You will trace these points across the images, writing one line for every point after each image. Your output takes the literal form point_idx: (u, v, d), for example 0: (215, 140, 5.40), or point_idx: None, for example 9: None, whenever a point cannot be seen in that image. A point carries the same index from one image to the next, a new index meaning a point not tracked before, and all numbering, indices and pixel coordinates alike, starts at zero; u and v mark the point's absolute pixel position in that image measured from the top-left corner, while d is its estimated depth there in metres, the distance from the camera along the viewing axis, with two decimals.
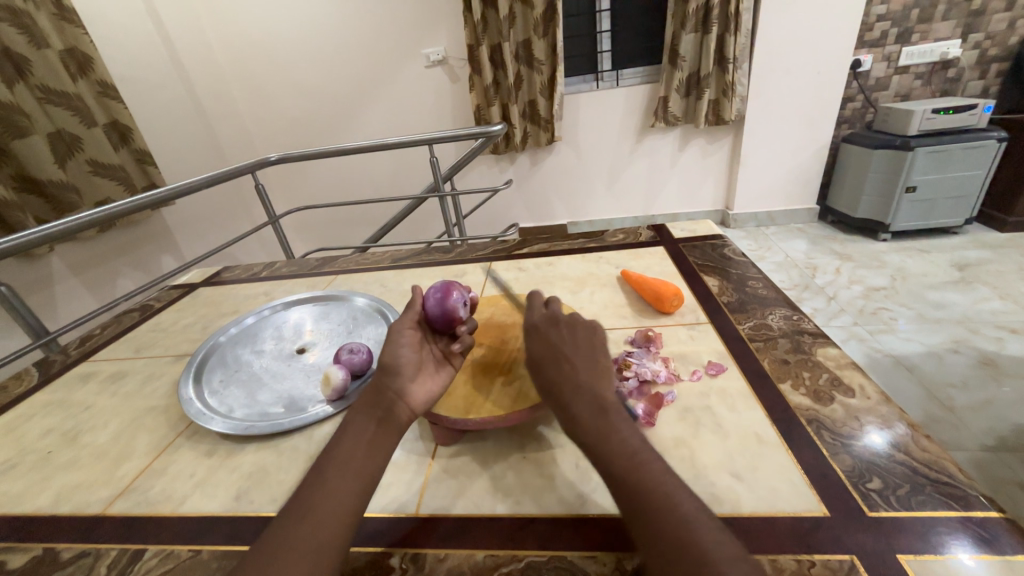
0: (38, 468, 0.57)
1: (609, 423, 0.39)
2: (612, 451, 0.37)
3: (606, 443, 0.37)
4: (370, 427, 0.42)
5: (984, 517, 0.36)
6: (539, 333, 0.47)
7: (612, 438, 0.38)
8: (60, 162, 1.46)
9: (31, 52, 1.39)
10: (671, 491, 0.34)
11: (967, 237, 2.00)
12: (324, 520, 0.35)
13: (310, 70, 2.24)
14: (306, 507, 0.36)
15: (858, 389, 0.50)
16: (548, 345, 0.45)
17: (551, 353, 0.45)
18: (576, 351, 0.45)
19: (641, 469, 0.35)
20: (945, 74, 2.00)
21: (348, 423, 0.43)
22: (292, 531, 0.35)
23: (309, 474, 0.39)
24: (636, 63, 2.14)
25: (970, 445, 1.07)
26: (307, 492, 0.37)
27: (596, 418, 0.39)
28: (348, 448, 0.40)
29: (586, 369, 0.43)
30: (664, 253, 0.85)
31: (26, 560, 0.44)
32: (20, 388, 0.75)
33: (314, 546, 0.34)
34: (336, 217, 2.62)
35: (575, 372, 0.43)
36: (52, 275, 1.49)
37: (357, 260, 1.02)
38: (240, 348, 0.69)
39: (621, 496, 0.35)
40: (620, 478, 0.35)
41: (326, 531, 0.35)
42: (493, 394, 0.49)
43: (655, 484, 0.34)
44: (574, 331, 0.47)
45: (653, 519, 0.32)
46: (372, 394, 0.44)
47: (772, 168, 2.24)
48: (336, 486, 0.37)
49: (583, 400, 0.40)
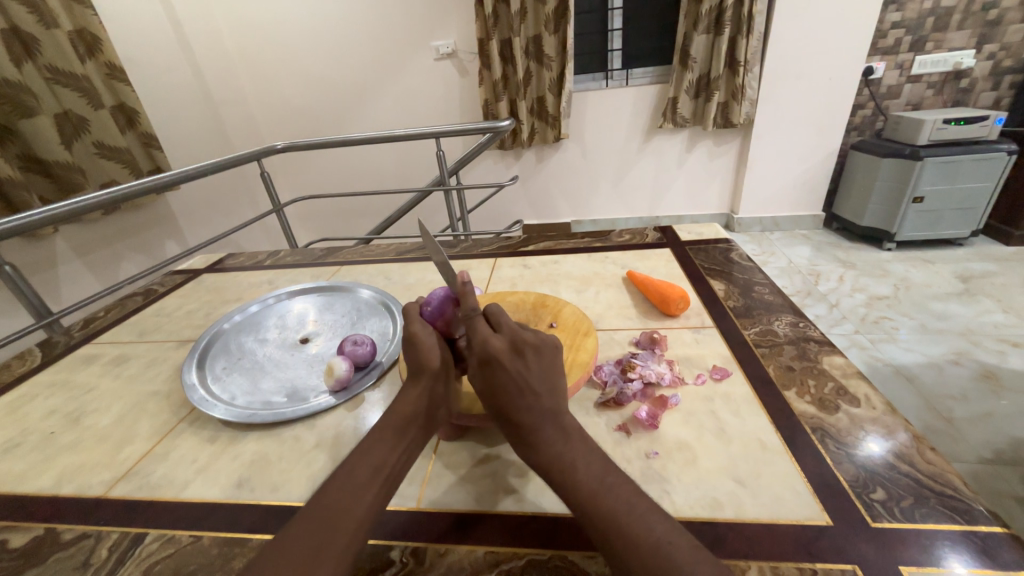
0: (40, 448, 0.57)
1: (573, 452, 0.38)
2: (577, 479, 0.36)
3: (570, 473, 0.37)
4: (406, 435, 0.41)
5: (988, 532, 0.36)
6: (502, 353, 0.41)
7: (577, 469, 0.37)
8: (67, 143, 1.46)
9: (40, 30, 1.38)
10: (641, 518, 0.33)
11: (972, 250, 1.99)
12: (350, 524, 0.35)
13: (318, 58, 2.23)
14: (334, 507, 0.35)
15: (863, 399, 0.50)
16: (513, 370, 0.40)
17: (517, 381, 0.40)
18: (538, 372, 0.41)
19: (608, 497, 0.35)
20: (958, 84, 1.98)
21: (382, 425, 0.42)
22: (318, 531, 0.34)
23: (339, 471, 0.38)
24: (646, 63, 2.13)
25: (969, 457, 1.07)
26: (336, 490, 0.37)
27: (561, 448, 0.38)
28: (380, 451, 0.40)
29: (550, 395, 0.41)
30: (671, 255, 0.85)
31: (27, 540, 0.45)
32: (21, 368, 0.75)
33: (337, 551, 0.33)
34: (340, 207, 2.61)
35: (539, 402, 0.40)
36: (55, 255, 1.49)
37: (361, 251, 1.02)
38: (244, 335, 0.70)
39: (589, 523, 0.34)
40: (587, 507, 0.35)
41: (350, 538, 0.34)
42: None
43: (625, 509, 0.34)
44: (540, 357, 0.42)
45: (623, 548, 0.32)
46: (417, 403, 0.43)
47: (779, 174, 2.23)
48: (366, 490, 0.37)
49: (547, 430, 0.39)
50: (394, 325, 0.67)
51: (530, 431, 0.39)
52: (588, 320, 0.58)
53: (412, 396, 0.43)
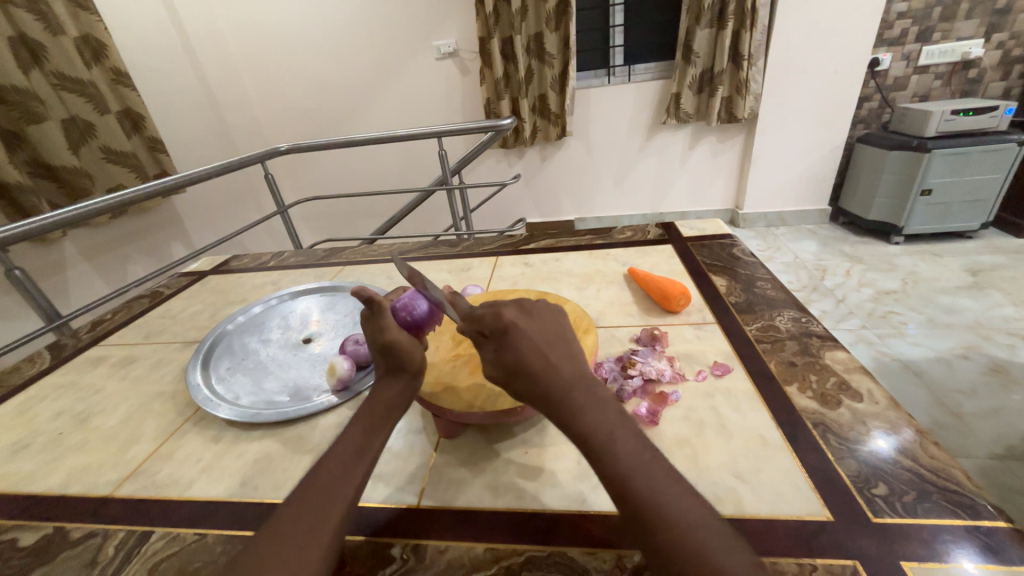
0: (49, 448, 0.58)
1: (609, 423, 0.36)
2: (615, 453, 0.34)
3: (608, 445, 0.34)
4: (389, 420, 0.43)
5: (991, 526, 0.36)
6: (518, 321, 0.40)
7: (612, 439, 0.35)
8: (74, 148, 1.48)
9: (47, 38, 1.40)
10: (672, 493, 0.32)
11: (981, 242, 1.96)
12: (341, 500, 0.36)
13: (320, 59, 2.23)
14: (325, 487, 0.37)
15: (866, 393, 0.49)
16: (533, 335, 0.39)
17: (539, 345, 0.39)
18: (552, 337, 0.40)
19: (647, 476, 0.33)
20: (966, 74, 1.95)
21: (363, 413, 0.44)
22: (310, 510, 0.35)
23: (326, 455, 0.40)
24: (649, 59, 2.11)
25: (978, 453, 1.06)
26: (325, 473, 0.38)
27: (598, 417, 0.36)
28: (364, 435, 0.42)
29: (574, 362, 0.39)
30: (672, 251, 0.85)
31: (37, 538, 0.45)
32: (32, 370, 0.77)
33: (332, 525, 0.35)
34: (344, 208, 2.63)
35: (565, 367, 0.39)
36: (64, 259, 1.52)
37: (364, 252, 1.03)
38: (248, 336, 0.70)
39: (625, 502, 0.32)
40: (624, 479, 0.33)
41: (342, 512, 0.36)
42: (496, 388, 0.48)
43: (659, 484, 0.32)
44: (551, 323, 0.42)
45: (661, 525, 0.30)
46: (400, 395, 0.45)
47: (784, 168, 2.21)
48: (354, 469, 0.39)
49: (582, 397, 0.37)
50: None
51: (560, 398, 0.37)
52: (588, 317, 0.58)
53: (393, 389, 0.45)
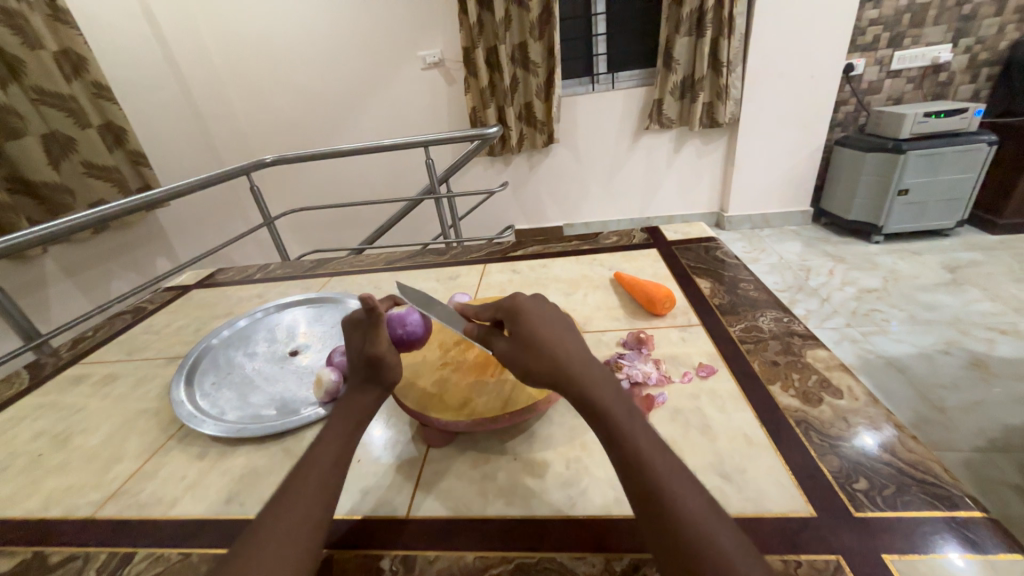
0: (28, 471, 0.56)
1: (623, 404, 0.37)
2: (631, 435, 0.35)
3: (624, 426, 0.35)
4: (359, 425, 0.44)
5: (967, 517, 0.36)
6: (527, 304, 0.43)
7: (619, 416, 0.35)
8: (54, 163, 1.46)
9: (25, 52, 1.39)
10: (678, 475, 0.33)
11: (957, 240, 2.02)
12: (317, 510, 0.36)
13: (306, 70, 2.24)
14: (300, 494, 0.37)
15: (846, 390, 0.50)
16: (544, 317, 0.42)
17: (548, 323, 0.41)
18: (563, 323, 0.43)
19: (659, 460, 0.33)
20: (937, 77, 2.02)
21: (333, 419, 0.44)
22: (287, 520, 0.35)
23: (299, 463, 0.40)
24: (631, 66, 2.15)
25: (962, 446, 1.08)
26: (299, 483, 0.38)
27: (613, 398, 0.37)
28: (339, 445, 0.42)
29: (585, 345, 0.41)
30: (658, 255, 0.86)
31: (14, 564, 0.44)
32: (10, 391, 0.75)
33: (310, 530, 0.35)
34: (332, 218, 2.62)
35: (574, 345, 0.40)
36: (44, 276, 1.48)
37: (351, 262, 1.02)
38: (234, 350, 0.70)
39: (640, 484, 0.32)
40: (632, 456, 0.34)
41: (320, 516, 0.36)
42: (485, 396, 0.48)
43: (664, 463, 0.33)
44: (562, 313, 0.44)
45: (669, 500, 0.31)
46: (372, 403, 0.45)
47: (766, 171, 2.25)
48: (329, 474, 0.39)
49: (597, 375, 0.38)
50: None
51: (572, 372, 0.38)
52: None
53: (364, 397, 0.45)
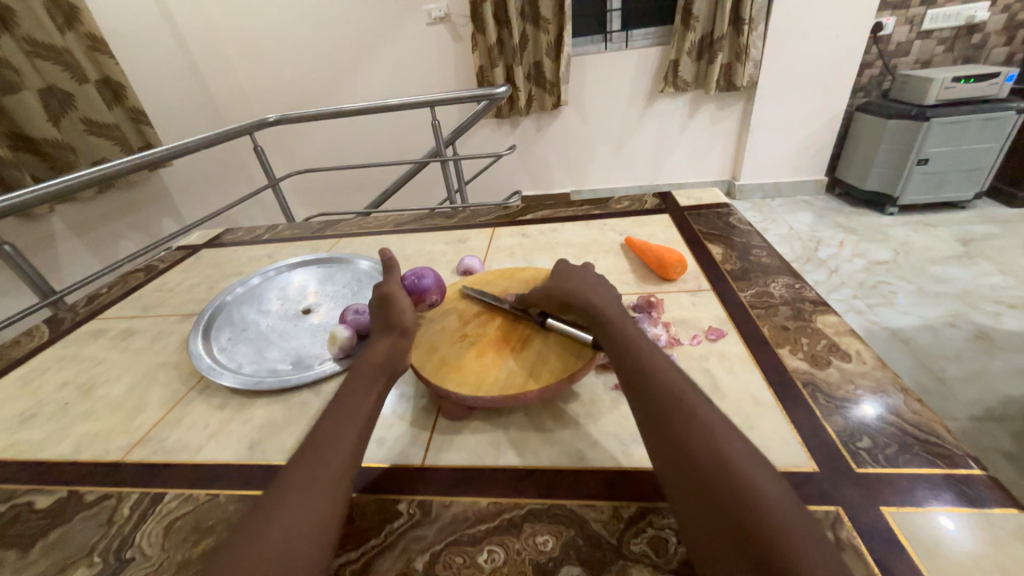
0: (56, 418, 0.59)
1: (634, 336, 0.43)
2: (642, 358, 0.40)
3: (633, 352, 0.41)
4: (379, 382, 0.45)
5: (966, 474, 0.38)
6: (567, 265, 0.56)
7: (614, 323, 0.44)
8: (54, 119, 1.43)
9: (15, 0, 1.33)
10: (688, 394, 0.37)
11: (975, 212, 1.97)
12: (343, 461, 0.38)
13: (306, 25, 2.14)
14: (326, 447, 0.38)
15: (854, 354, 0.51)
16: (578, 273, 0.53)
17: (579, 272, 0.54)
18: (595, 279, 0.53)
19: (668, 381, 0.38)
20: (970, 39, 1.91)
21: (353, 377, 0.45)
22: (316, 468, 0.37)
23: (324, 416, 0.41)
24: (648, 23, 2.05)
25: (960, 415, 1.10)
26: (325, 435, 0.39)
27: (627, 331, 0.43)
28: (361, 399, 0.43)
29: (607, 292, 0.50)
30: (669, 221, 0.85)
31: (52, 501, 0.47)
32: (31, 344, 0.77)
33: (337, 481, 0.36)
34: (336, 181, 2.58)
35: (597, 291, 0.50)
36: (53, 234, 1.49)
37: (359, 224, 1.02)
38: (247, 308, 0.70)
39: (652, 399, 0.37)
40: (626, 354, 0.41)
41: (345, 469, 0.37)
42: (503, 371, 0.48)
43: (654, 366, 0.39)
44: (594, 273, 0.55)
45: (675, 411, 0.35)
46: (388, 352, 0.48)
47: (782, 137, 2.18)
48: (352, 429, 0.40)
49: (612, 312, 0.46)
50: None
51: (580, 290, 0.49)
52: None
53: (382, 348, 0.48)
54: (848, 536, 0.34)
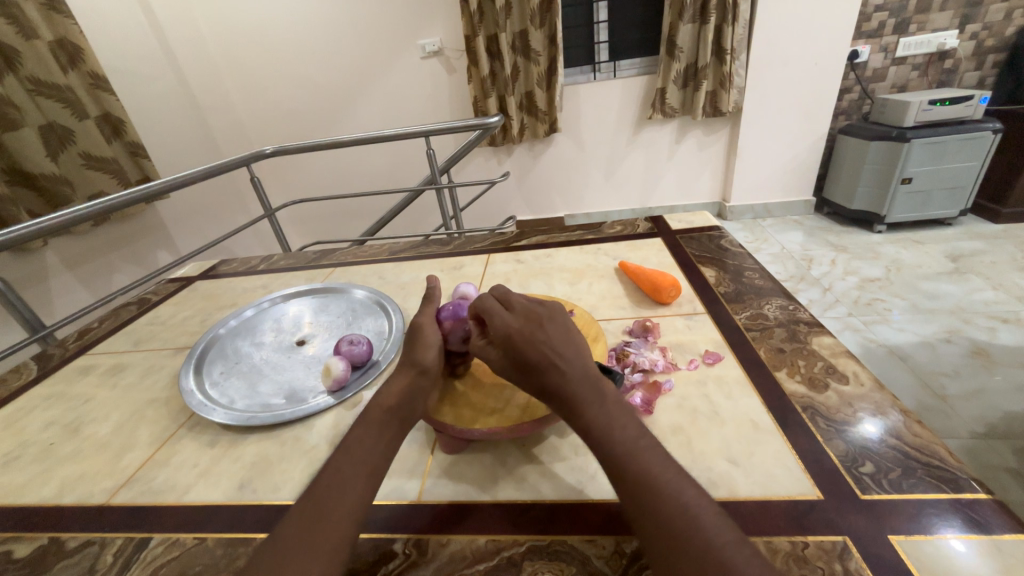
0: (40, 459, 0.57)
1: (608, 413, 0.39)
2: (614, 439, 0.38)
3: (607, 433, 0.38)
4: (389, 429, 0.42)
5: (973, 499, 0.37)
6: (522, 328, 0.44)
7: (585, 405, 0.40)
8: (53, 155, 1.45)
9: (20, 42, 1.37)
10: (667, 474, 0.35)
11: (961, 229, 2.01)
12: (341, 523, 0.35)
13: (304, 61, 2.21)
14: (324, 504, 0.36)
15: (852, 376, 0.51)
16: (543, 343, 0.42)
17: (548, 341, 0.43)
18: (566, 343, 0.43)
19: (643, 461, 0.36)
20: (942, 65, 2.00)
21: (364, 420, 0.43)
22: (312, 525, 0.35)
23: (330, 463, 0.40)
24: (634, 54, 2.13)
25: (961, 433, 1.09)
26: (326, 488, 0.38)
27: (597, 409, 0.39)
28: (368, 450, 0.41)
29: (576, 357, 0.42)
30: (662, 244, 0.86)
31: (32, 549, 0.45)
32: (18, 381, 0.75)
33: (329, 548, 0.34)
34: (333, 209, 2.61)
35: (567, 365, 0.41)
36: (46, 269, 1.48)
37: (355, 252, 1.02)
38: (240, 340, 0.70)
39: (629, 488, 0.35)
40: (602, 445, 0.38)
41: (340, 533, 0.35)
42: (502, 403, 0.47)
43: (633, 447, 0.37)
44: (560, 328, 0.45)
45: (656, 501, 0.33)
46: (400, 393, 0.45)
47: (769, 159, 2.23)
48: (354, 486, 0.38)
49: (582, 392, 0.40)
50: (389, 324, 0.68)
51: (549, 375, 0.41)
52: (596, 324, 0.57)
53: (397, 389, 0.45)
54: (857, 567, 0.33)
